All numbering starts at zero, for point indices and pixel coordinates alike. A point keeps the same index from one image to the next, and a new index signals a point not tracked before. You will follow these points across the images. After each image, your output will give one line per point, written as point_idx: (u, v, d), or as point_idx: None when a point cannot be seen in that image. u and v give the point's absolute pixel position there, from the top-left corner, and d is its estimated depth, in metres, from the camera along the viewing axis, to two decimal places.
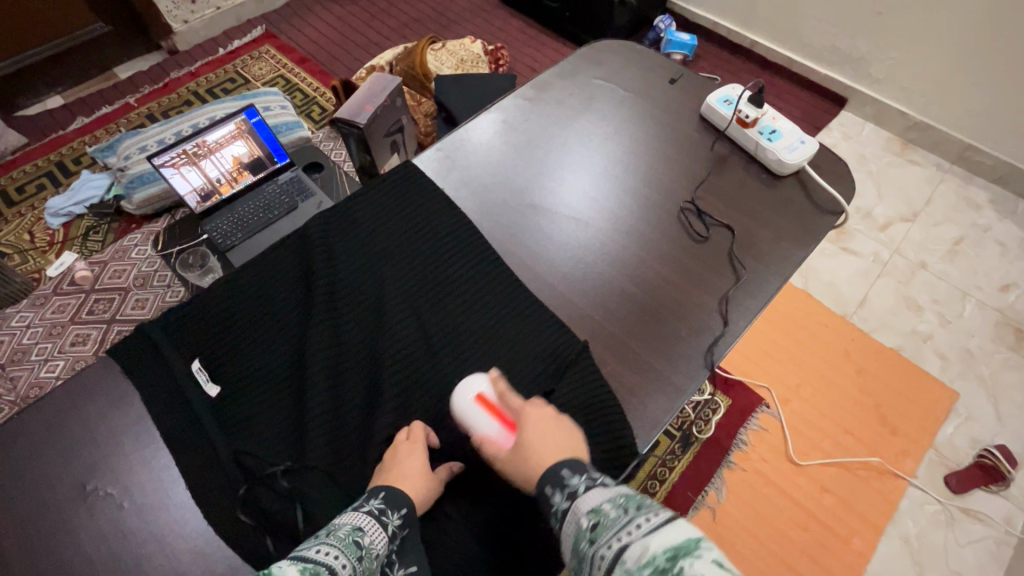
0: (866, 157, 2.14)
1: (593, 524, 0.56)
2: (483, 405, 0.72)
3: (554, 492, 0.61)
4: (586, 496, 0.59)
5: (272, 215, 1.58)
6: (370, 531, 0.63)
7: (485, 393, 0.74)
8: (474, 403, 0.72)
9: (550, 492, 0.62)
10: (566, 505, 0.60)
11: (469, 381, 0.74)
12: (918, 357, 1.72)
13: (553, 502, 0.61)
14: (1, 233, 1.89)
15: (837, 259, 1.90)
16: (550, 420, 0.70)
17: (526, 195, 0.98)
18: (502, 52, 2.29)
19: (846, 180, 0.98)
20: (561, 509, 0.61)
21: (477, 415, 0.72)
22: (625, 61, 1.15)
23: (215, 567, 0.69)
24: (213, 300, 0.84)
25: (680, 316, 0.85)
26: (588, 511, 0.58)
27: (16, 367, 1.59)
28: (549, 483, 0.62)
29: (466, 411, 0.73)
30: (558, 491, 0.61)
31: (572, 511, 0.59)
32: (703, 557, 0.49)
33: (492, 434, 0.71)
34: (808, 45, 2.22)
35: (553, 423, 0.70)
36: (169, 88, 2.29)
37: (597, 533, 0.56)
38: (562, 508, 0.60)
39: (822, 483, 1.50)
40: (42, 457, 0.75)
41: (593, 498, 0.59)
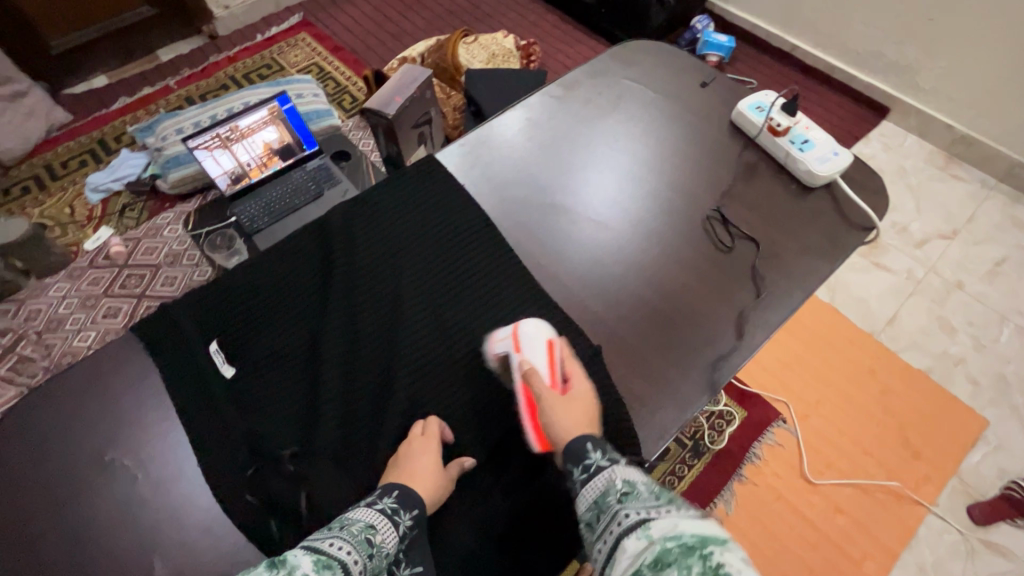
0: (906, 169, 2.06)
1: (625, 490, 0.62)
2: (547, 348, 0.76)
3: (595, 451, 0.67)
4: (626, 468, 0.65)
5: (296, 201, 1.60)
6: (382, 530, 0.65)
7: (552, 342, 0.77)
8: (544, 344, 0.76)
9: (590, 448, 0.67)
10: (602, 464, 0.66)
11: (542, 327, 0.78)
12: (948, 380, 1.66)
13: (590, 457, 0.67)
14: (44, 205, 1.97)
15: (868, 274, 1.84)
16: (589, 402, 0.72)
17: (547, 193, 0.97)
18: (535, 47, 2.28)
19: (880, 194, 0.94)
20: (596, 466, 0.66)
21: (537, 352, 0.76)
22: (657, 61, 1.12)
23: (221, 543, 0.71)
24: (234, 284, 0.86)
25: (696, 323, 0.83)
26: (623, 479, 0.63)
27: (51, 335, 1.66)
28: (591, 442, 0.67)
29: (529, 344, 0.76)
30: (599, 451, 0.67)
31: (607, 471, 0.65)
32: (733, 550, 0.51)
33: (542, 372, 0.74)
34: (852, 50, 2.15)
35: (587, 406, 0.72)
36: (208, 72, 2.34)
37: (626, 498, 0.61)
38: (594, 464, 0.66)
39: (837, 504, 1.46)
40: (67, 425, 0.78)
41: (631, 473, 0.65)
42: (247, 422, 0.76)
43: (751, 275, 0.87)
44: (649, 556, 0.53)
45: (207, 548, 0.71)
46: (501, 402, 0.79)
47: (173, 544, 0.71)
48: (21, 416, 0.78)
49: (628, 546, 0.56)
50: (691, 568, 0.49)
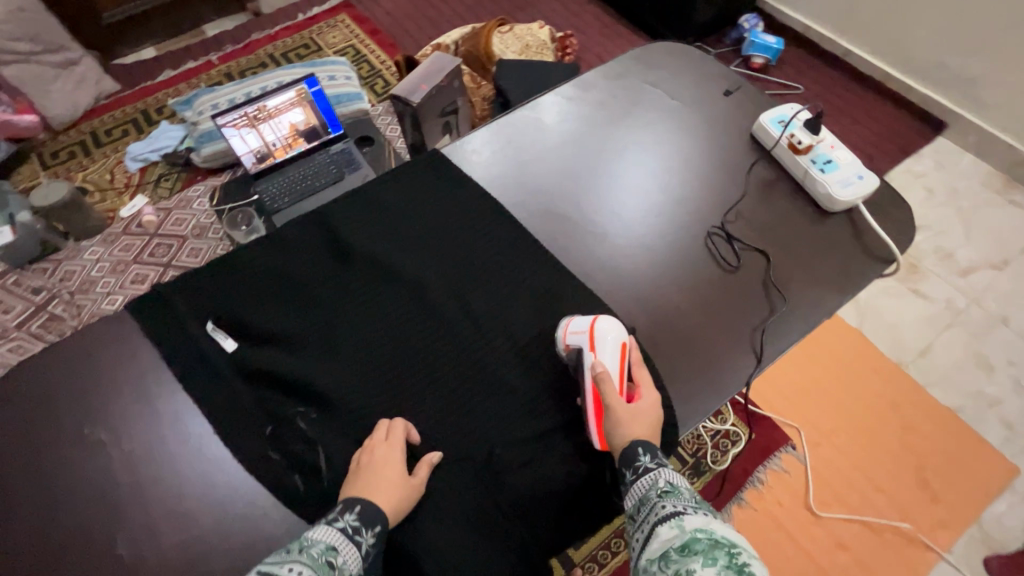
0: (959, 191, 1.92)
1: (668, 489, 0.63)
2: (620, 353, 0.71)
3: (647, 454, 0.66)
4: (671, 471, 0.65)
5: (319, 183, 1.60)
6: (344, 551, 0.60)
7: (625, 344, 0.72)
8: (618, 346, 0.71)
9: (642, 451, 0.66)
10: (649, 467, 0.65)
11: (616, 325, 0.72)
12: (979, 422, 1.55)
13: (640, 458, 0.66)
14: (87, 170, 2.06)
15: (902, 301, 1.73)
16: (659, 415, 0.70)
17: (579, 193, 0.91)
18: (571, 39, 2.23)
19: (907, 223, 0.88)
20: (645, 466, 0.65)
21: (611, 356, 0.70)
22: (681, 65, 1.07)
23: (184, 533, 0.67)
24: (236, 271, 0.82)
25: (695, 358, 0.76)
26: (669, 481, 0.64)
27: (83, 296, 1.73)
28: (644, 446, 0.66)
29: (604, 345, 0.71)
30: (649, 455, 0.66)
31: (654, 473, 0.64)
32: (753, 557, 0.54)
33: (614, 380, 0.70)
34: (912, 59, 2.00)
35: (654, 416, 0.69)
36: (249, 49, 2.39)
37: (669, 495, 0.62)
38: (642, 466, 0.65)
39: (841, 540, 1.39)
40: (47, 390, 0.75)
41: (675, 477, 0.65)
42: (252, 404, 0.73)
43: (766, 288, 0.81)
44: (678, 542, 0.56)
45: (169, 530, 0.67)
46: (471, 416, 0.74)
47: (138, 522, 0.68)
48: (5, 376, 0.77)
49: (660, 533, 0.58)
50: (717, 560, 0.53)
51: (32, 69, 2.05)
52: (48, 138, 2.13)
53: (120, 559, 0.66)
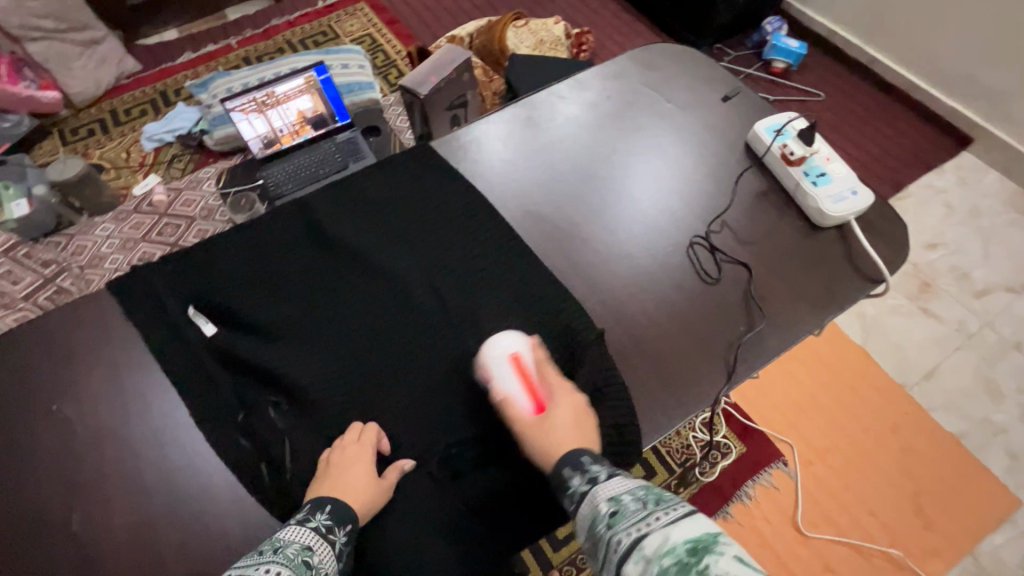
0: (980, 209, 1.84)
1: (612, 511, 0.55)
2: (516, 369, 0.70)
3: (574, 474, 0.60)
4: (608, 484, 0.58)
5: (322, 170, 1.59)
6: (320, 550, 0.60)
7: (519, 355, 0.71)
8: (509, 364, 0.70)
9: (569, 473, 0.61)
10: (584, 489, 0.59)
11: (505, 339, 0.72)
12: (982, 450, 1.50)
13: (572, 484, 0.60)
14: (104, 148, 2.10)
15: (911, 320, 1.68)
16: (580, 409, 0.68)
17: (575, 195, 0.90)
18: (588, 36, 2.19)
19: (902, 242, 0.84)
20: (579, 491, 0.60)
21: (506, 376, 0.69)
22: (682, 67, 1.04)
23: (141, 513, 0.68)
24: (219, 255, 0.82)
25: (661, 373, 0.74)
26: (608, 498, 0.56)
27: (91, 270, 1.77)
28: (569, 465, 0.62)
29: (497, 368, 0.70)
30: (578, 474, 0.61)
31: (590, 496, 0.58)
32: (727, 554, 0.46)
33: (520, 398, 0.68)
34: (940, 69, 1.93)
35: (580, 417, 0.67)
36: (268, 34, 2.41)
37: (615, 519, 0.54)
38: (579, 492, 0.60)
39: (827, 561, 1.36)
40: (19, 368, 0.76)
41: (614, 487, 0.58)
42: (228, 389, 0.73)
43: (745, 301, 0.79)
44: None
45: (123, 511, 0.68)
46: (434, 412, 0.72)
47: (96, 501, 0.69)
48: None
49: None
50: None
51: (55, 46, 2.11)
52: (69, 114, 2.18)
53: (75, 536, 0.67)
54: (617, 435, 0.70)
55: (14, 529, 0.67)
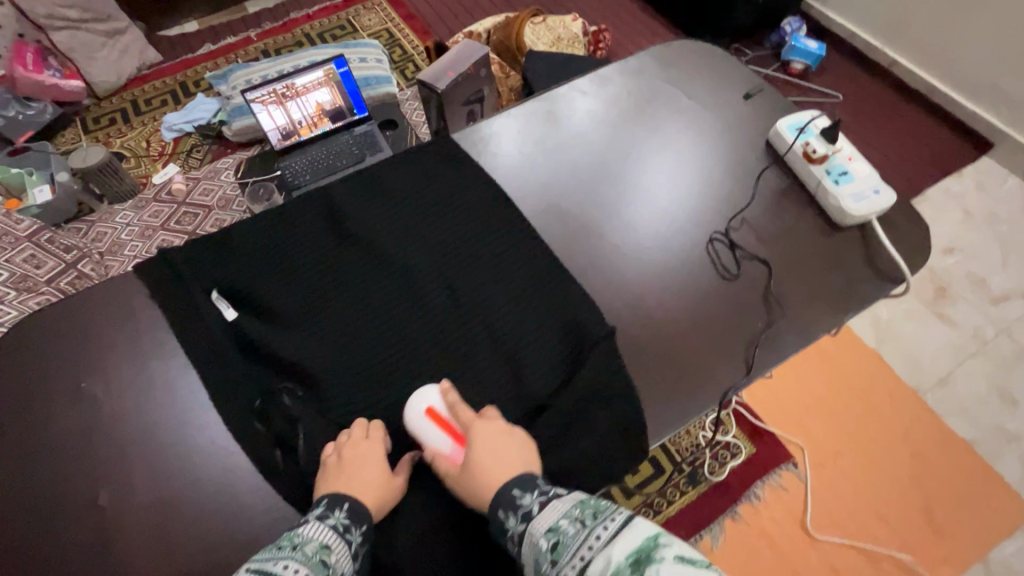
0: (999, 215, 1.82)
1: (552, 544, 0.54)
2: (431, 422, 0.67)
3: (508, 516, 0.59)
4: (542, 516, 0.57)
5: (339, 161, 1.64)
6: (337, 550, 0.59)
7: (433, 407, 0.68)
8: (423, 420, 0.67)
9: (503, 516, 0.59)
10: (521, 529, 0.58)
11: (419, 393, 0.69)
12: (995, 457, 1.49)
13: (508, 526, 0.59)
14: (125, 137, 2.13)
15: (926, 325, 1.66)
16: (498, 433, 0.65)
17: (593, 190, 0.90)
18: (605, 34, 2.19)
19: (922, 243, 0.84)
20: (517, 531, 0.58)
21: (427, 433, 0.67)
22: (702, 64, 1.04)
23: (165, 490, 0.69)
24: (240, 242, 0.83)
25: (676, 368, 0.75)
26: (545, 532, 0.55)
27: (111, 257, 1.80)
28: (501, 507, 0.60)
29: (415, 429, 0.67)
30: (511, 514, 0.59)
31: (528, 534, 0.57)
32: (666, 557, 0.47)
33: (445, 450, 0.66)
34: (961, 73, 1.91)
35: (505, 440, 0.65)
36: (286, 28, 2.43)
37: (558, 553, 0.53)
38: (516, 533, 0.58)
39: (834, 564, 1.35)
40: (49, 347, 0.77)
41: (549, 517, 0.57)
42: (249, 372, 0.74)
43: (765, 298, 0.79)
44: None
45: (145, 489, 0.69)
46: None
47: (120, 478, 0.70)
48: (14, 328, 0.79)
49: None
50: None
51: (80, 36, 2.16)
52: (91, 103, 2.21)
53: (100, 511, 0.68)
54: (624, 433, 0.70)
55: (41, 501, 0.69)
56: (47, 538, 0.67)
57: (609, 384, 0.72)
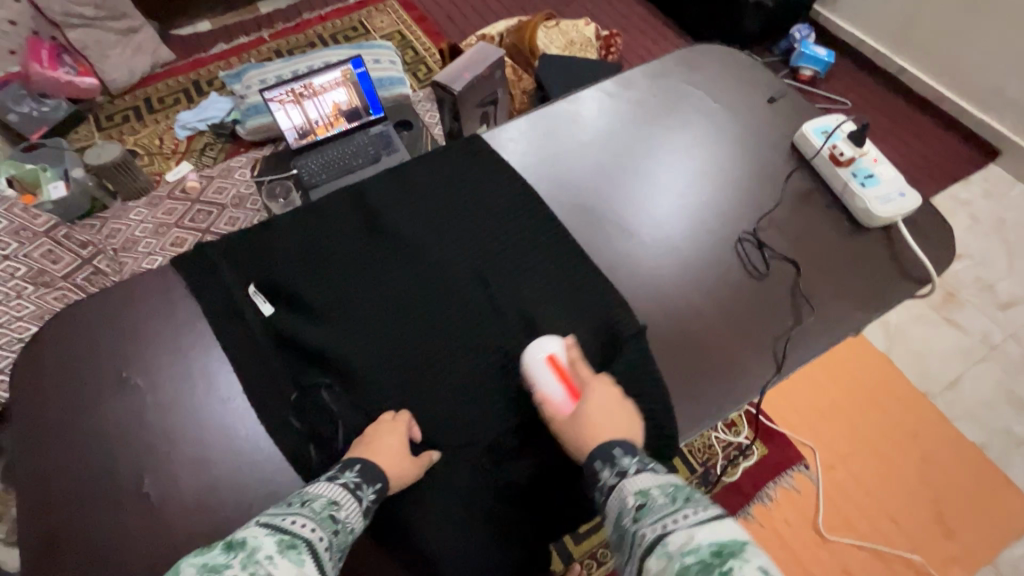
0: (1006, 222, 1.84)
1: (638, 504, 0.58)
2: (551, 367, 0.70)
3: (604, 467, 0.63)
4: (636, 478, 0.61)
5: (355, 161, 1.63)
6: (346, 506, 0.61)
7: (557, 355, 0.71)
8: (546, 365, 0.70)
9: (599, 465, 0.64)
10: (613, 482, 0.62)
11: (544, 340, 0.72)
12: (1004, 460, 1.50)
13: (601, 476, 0.63)
14: (138, 134, 2.13)
15: (935, 330, 1.68)
16: (612, 399, 0.69)
17: (619, 190, 0.92)
18: (616, 39, 2.21)
19: (946, 245, 0.86)
20: (608, 483, 0.62)
21: (544, 376, 0.70)
22: (725, 68, 1.06)
23: (205, 478, 0.70)
24: (275, 237, 0.84)
25: (707, 365, 0.76)
26: (635, 492, 0.59)
27: (126, 254, 1.79)
28: (599, 458, 0.64)
29: (535, 368, 0.70)
30: (607, 467, 0.63)
31: (619, 488, 0.61)
32: (751, 563, 0.49)
33: (556, 397, 0.69)
34: (969, 81, 1.93)
35: (617, 406, 0.68)
36: (299, 28, 2.44)
37: (642, 514, 0.57)
38: (608, 484, 0.63)
39: (846, 565, 1.36)
40: (94, 338, 0.79)
41: (642, 481, 0.60)
42: (286, 365, 0.75)
43: (793, 294, 0.81)
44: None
45: (190, 477, 0.70)
46: (484, 397, 0.73)
47: (165, 465, 0.71)
48: (57, 320, 0.80)
49: (649, 568, 0.53)
50: None
51: (94, 34, 2.16)
52: (104, 101, 2.21)
53: (145, 498, 0.69)
54: (656, 430, 0.71)
55: (88, 489, 0.70)
56: (94, 526, 0.68)
57: (642, 381, 0.73)
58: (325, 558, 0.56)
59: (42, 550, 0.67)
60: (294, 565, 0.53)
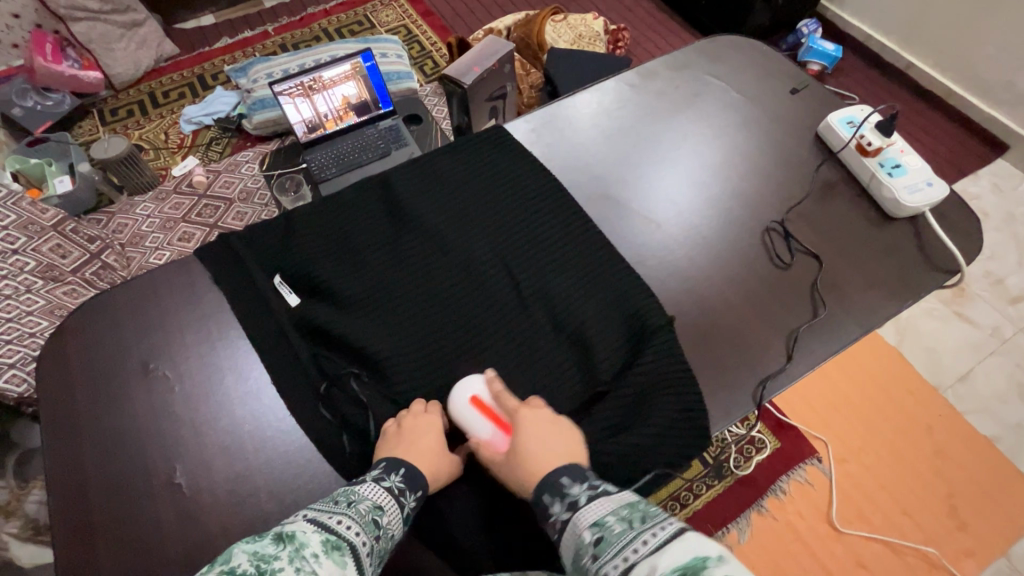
0: (1016, 216, 1.85)
1: (596, 538, 0.54)
2: (477, 408, 0.68)
3: (553, 502, 0.59)
4: (588, 508, 0.57)
5: (362, 156, 1.54)
6: (389, 511, 0.61)
7: (479, 394, 0.69)
8: (468, 408, 0.68)
9: (547, 501, 0.59)
10: (566, 516, 0.58)
11: (466, 380, 0.70)
12: (1015, 453, 1.51)
13: (552, 512, 0.59)
14: (143, 129, 2.10)
15: (945, 324, 1.68)
16: (542, 424, 0.65)
17: (642, 181, 0.91)
18: (624, 33, 2.20)
19: (972, 236, 0.86)
20: (560, 518, 0.58)
21: (471, 418, 0.68)
22: (746, 61, 1.06)
23: (236, 467, 0.70)
24: (299, 227, 0.84)
25: (734, 355, 0.76)
26: (590, 524, 0.55)
27: (132, 249, 1.73)
28: (547, 491, 0.60)
29: (458, 412, 0.69)
30: (557, 500, 0.59)
31: (572, 523, 0.57)
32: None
33: (488, 437, 0.67)
34: (977, 76, 1.93)
35: (550, 429, 0.65)
36: (304, 22, 2.41)
37: (600, 548, 0.53)
38: (560, 519, 0.58)
39: (861, 558, 1.36)
40: (120, 330, 0.79)
41: (595, 511, 0.56)
42: (314, 354, 0.75)
43: (809, 296, 0.80)
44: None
45: (221, 466, 0.70)
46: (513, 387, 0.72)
47: (195, 455, 0.71)
48: (84, 312, 0.81)
49: None
50: None
51: (98, 28, 2.13)
52: (109, 95, 2.18)
53: (178, 488, 0.69)
54: (687, 421, 0.70)
55: (120, 480, 0.70)
56: (128, 517, 0.68)
57: (672, 369, 0.73)
58: (366, 562, 0.55)
59: (72, 543, 0.67)
60: (338, 567, 0.52)
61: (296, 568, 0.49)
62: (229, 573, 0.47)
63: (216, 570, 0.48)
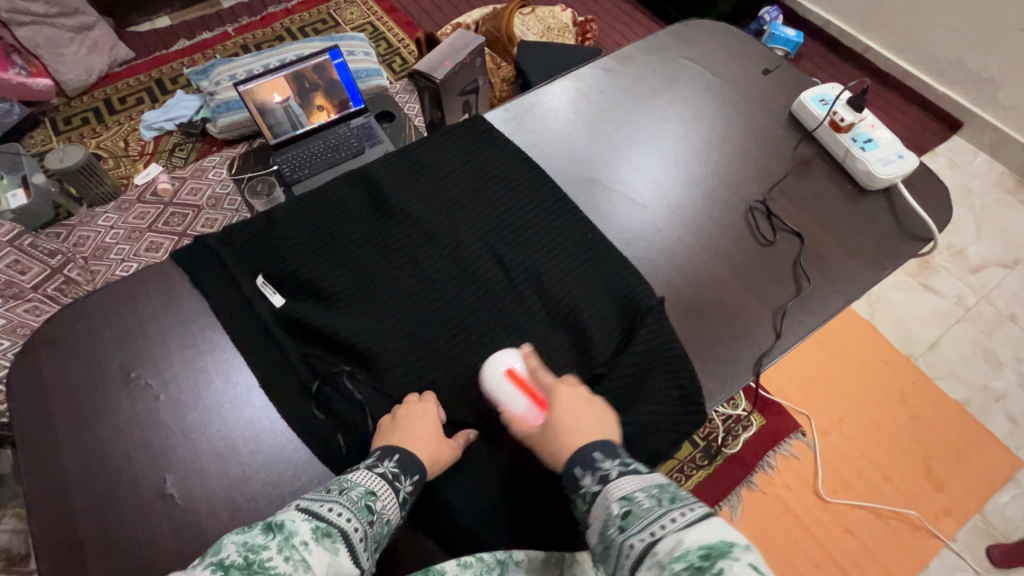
0: (971, 189, 1.93)
1: (624, 511, 0.54)
2: (512, 381, 0.68)
3: (584, 474, 0.58)
4: (619, 483, 0.56)
5: (339, 156, 1.50)
6: (383, 497, 0.59)
7: (516, 368, 0.69)
8: (504, 381, 0.68)
9: (579, 473, 0.59)
10: (596, 489, 0.57)
11: (503, 354, 0.70)
12: (984, 415, 1.58)
13: (582, 483, 0.58)
14: (100, 137, 2.00)
15: (913, 296, 1.75)
16: (584, 402, 0.65)
17: (623, 164, 0.92)
18: (592, 24, 2.20)
19: (941, 205, 0.89)
20: (589, 491, 0.58)
21: (506, 391, 0.68)
22: (719, 44, 1.07)
23: (231, 471, 0.68)
24: (278, 225, 0.81)
25: (728, 326, 0.77)
26: (619, 498, 0.55)
27: (97, 262, 1.65)
28: (579, 464, 0.59)
29: (495, 385, 0.68)
30: (589, 473, 0.58)
31: (602, 496, 0.56)
32: (741, 559, 0.46)
33: (522, 411, 0.67)
34: (929, 57, 2.00)
35: (587, 404, 0.65)
36: (265, 22, 2.34)
37: (628, 522, 0.53)
38: (590, 491, 0.58)
39: (846, 524, 1.41)
40: (96, 341, 0.75)
41: (626, 486, 0.56)
42: (304, 352, 0.73)
43: (794, 269, 0.82)
44: None
45: (216, 473, 0.68)
46: (507, 375, 0.72)
47: (186, 463, 0.68)
48: (56, 325, 0.77)
49: None
50: None
51: (45, 32, 2.02)
52: (61, 103, 2.07)
53: (170, 498, 0.66)
54: (683, 396, 0.71)
55: (108, 495, 0.67)
56: (119, 533, 0.65)
57: (667, 349, 0.73)
58: (360, 549, 0.55)
59: (62, 564, 0.64)
60: (329, 555, 0.52)
61: (286, 558, 0.49)
62: (219, 564, 0.48)
63: (206, 561, 0.48)
